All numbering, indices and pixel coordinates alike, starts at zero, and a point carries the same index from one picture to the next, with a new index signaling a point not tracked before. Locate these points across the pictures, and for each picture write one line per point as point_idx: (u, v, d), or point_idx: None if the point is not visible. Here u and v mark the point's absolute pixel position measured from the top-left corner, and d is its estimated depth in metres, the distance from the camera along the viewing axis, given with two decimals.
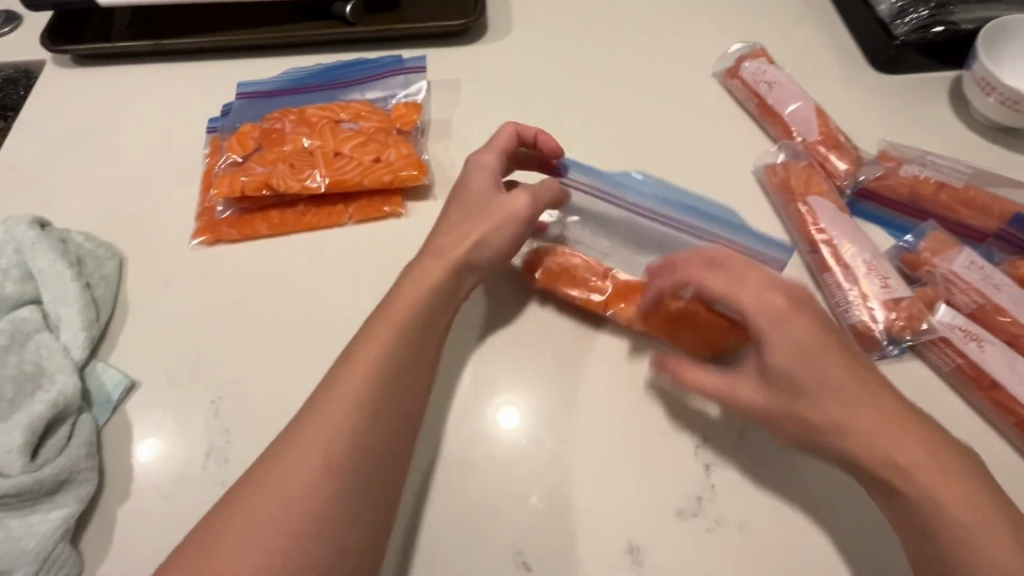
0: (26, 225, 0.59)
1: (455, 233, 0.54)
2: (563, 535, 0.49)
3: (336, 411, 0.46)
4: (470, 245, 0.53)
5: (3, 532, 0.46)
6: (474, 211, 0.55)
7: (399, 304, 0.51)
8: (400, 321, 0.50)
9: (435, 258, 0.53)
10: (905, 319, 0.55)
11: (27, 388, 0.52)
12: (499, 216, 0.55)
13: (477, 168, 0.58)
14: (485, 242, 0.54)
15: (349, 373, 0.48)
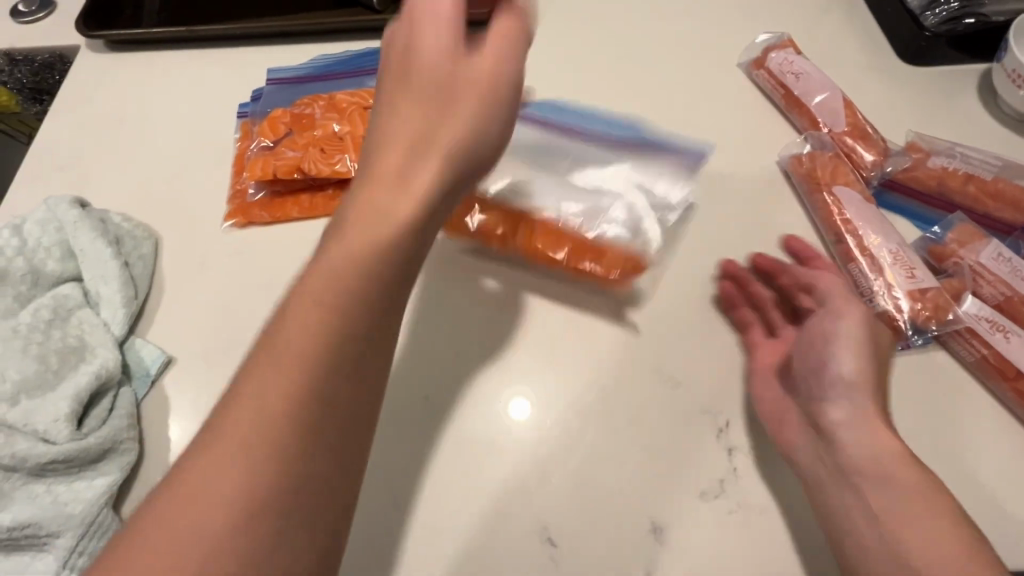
0: (67, 204, 0.61)
1: (406, 126, 0.39)
2: (588, 514, 0.50)
3: (276, 371, 0.34)
4: (405, 139, 0.38)
5: (50, 497, 0.48)
6: (440, 111, 0.39)
7: (345, 245, 0.37)
8: (336, 241, 0.37)
9: (390, 185, 0.37)
10: (931, 310, 0.55)
11: (70, 361, 0.53)
12: (422, 95, 0.39)
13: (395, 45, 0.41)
14: (417, 129, 0.39)
15: (290, 321, 0.36)
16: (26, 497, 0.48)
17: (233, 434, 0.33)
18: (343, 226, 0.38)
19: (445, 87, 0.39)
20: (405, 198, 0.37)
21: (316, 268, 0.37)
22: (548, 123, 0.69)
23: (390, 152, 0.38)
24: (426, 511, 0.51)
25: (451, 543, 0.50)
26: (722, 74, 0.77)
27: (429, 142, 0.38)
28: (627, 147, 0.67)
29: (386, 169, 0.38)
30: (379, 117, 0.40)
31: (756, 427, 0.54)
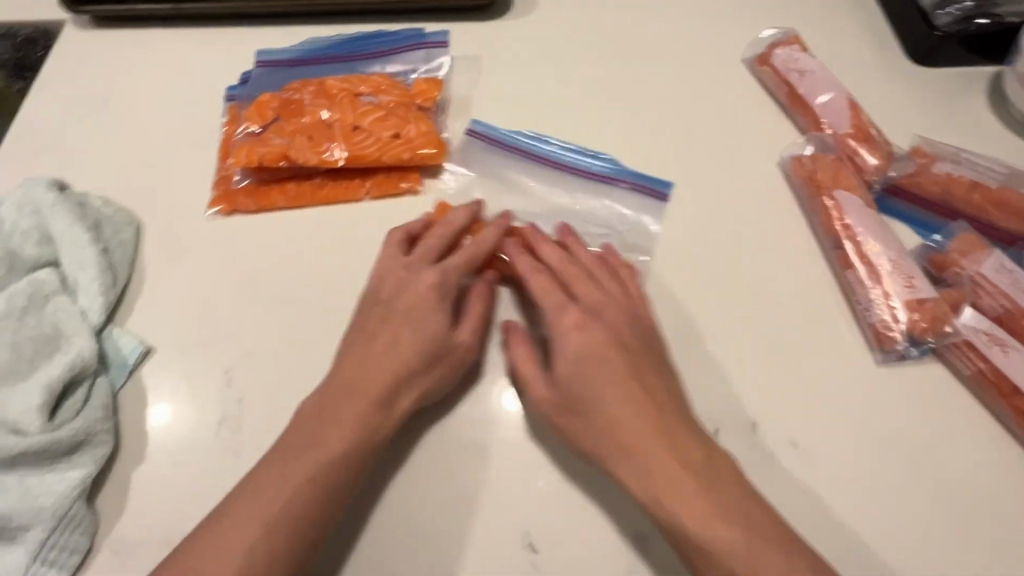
0: (45, 187, 0.59)
1: (393, 345, 0.51)
2: (569, 519, 0.50)
3: (262, 506, 0.45)
4: (389, 369, 0.50)
5: (22, 489, 0.47)
6: (420, 322, 0.52)
7: (332, 417, 0.48)
8: (315, 438, 0.47)
9: (359, 403, 0.48)
10: (928, 321, 0.54)
11: (45, 350, 0.52)
12: (412, 332, 0.51)
13: (399, 282, 0.54)
14: (406, 364, 0.50)
15: (283, 473, 0.46)
16: None
17: (221, 557, 0.43)
18: (337, 408, 0.48)
19: (432, 339, 0.51)
20: (381, 416, 0.48)
21: (293, 458, 0.46)
22: (517, 152, 0.67)
23: (369, 375, 0.50)
24: (406, 511, 0.50)
25: (431, 544, 0.49)
26: (725, 70, 0.74)
27: (412, 373, 0.50)
28: (595, 187, 0.65)
29: (366, 393, 0.49)
30: (376, 343, 0.51)
31: (745, 435, 0.53)
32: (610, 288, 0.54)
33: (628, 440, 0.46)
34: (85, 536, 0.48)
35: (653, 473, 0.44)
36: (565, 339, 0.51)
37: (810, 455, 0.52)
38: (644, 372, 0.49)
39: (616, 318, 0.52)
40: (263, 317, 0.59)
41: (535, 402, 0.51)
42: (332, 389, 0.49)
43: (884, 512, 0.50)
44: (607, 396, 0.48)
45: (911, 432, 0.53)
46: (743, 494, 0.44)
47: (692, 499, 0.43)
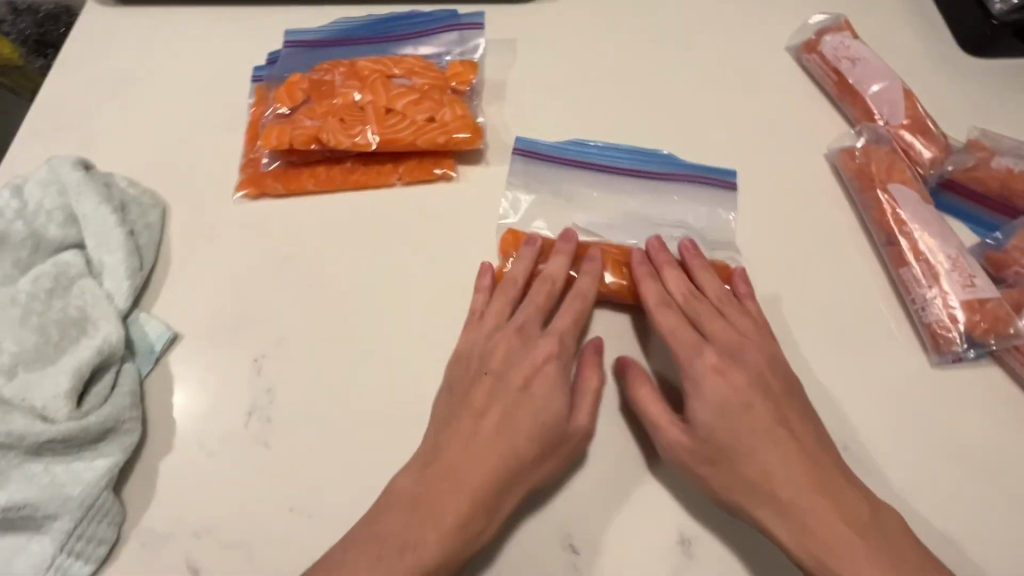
0: (70, 166, 0.57)
1: (507, 424, 0.48)
2: (611, 520, 0.48)
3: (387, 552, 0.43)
4: (505, 448, 0.47)
5: (49, 477, 0.46)
6: (538, 399, 0.49)
7: (448, 483, 0.46)
8: (436, 513, 0.44)
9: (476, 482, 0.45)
10: (989, 322, 0.51)
11: (72, 334, 0.51)
12: (530, 409, 0.49)
13: (510, 351, 0.52)
14: (523, 448, 0.47)
15: (406, 532, 0.44)
16: (23, 476, 0.46)
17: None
18: (452, 479, 0.46)
19: (551, 418, 0.48)
20: (497, 502, 0.45)
21: (416, 524, 0.44)
22: (576, 167, 0.63)
23: (480, 453, 0.47)
24: None
25: None
26: (769, 58, 0.72)
27: (528, 459, 0.47)
28: (665, 189, 0.62)
29: (478, 471, 0.46)
30: (484, 423, 0.49)
31: None
32: (746, 336, 0.52)
33: (781, 487, 0.44)
34: (112, 526, 0.46)
35: (814, 523, 0.43)
36: (700, 389, 0.49)
37: (863, 459, 0.50)
38: (788, 418, 0.48)
39: (758, 365, 0.50)
40: (293, 304, 0.57)
41: (675, 455, 0.48)
42: (436, 473, 0.46)
43: (942, 521, 0.48)
44: (758, 445, 0.46)
45: (968, 438, 0.51)
46: (901, 545, 0.42)
47: (851, 552, 0.42)
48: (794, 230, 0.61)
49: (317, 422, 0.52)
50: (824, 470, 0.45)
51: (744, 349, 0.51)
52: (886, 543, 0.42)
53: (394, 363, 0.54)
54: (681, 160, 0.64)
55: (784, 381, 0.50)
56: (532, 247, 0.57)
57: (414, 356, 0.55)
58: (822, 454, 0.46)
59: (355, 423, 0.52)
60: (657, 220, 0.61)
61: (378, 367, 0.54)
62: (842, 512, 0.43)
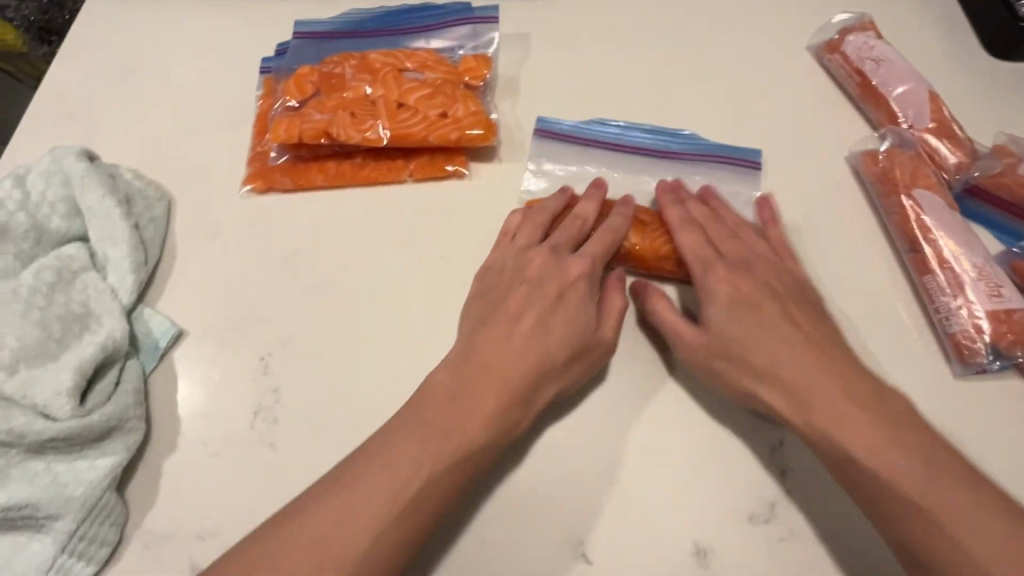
0: (74, 157, 0.56)
1: (542, 327, 0.48)
2: (625, 530, 0.47)
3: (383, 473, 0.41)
4: (539, 351, 0.47)
5: (50, 477, 0.45)
6: (574, 304, 0.49)
7: (464, 377, 0.45)
8: (470, 395, 0.44)
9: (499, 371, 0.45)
10: (1016, 334, 0.50)
11: (74, 329, 0.49)
12: (565, 316, 0.49)
13: (545, 263, 0.52)
14: (556, 351, 0.47)
15: (406, 432, 0.43)
16: (23, 475, 0.45)
17: (358, 502, 0.40)
18: (473, 367, 0.46)
19: (583, 330, 0.49)
20: (529, 397, 0.45)
21: (449, 408, 0.43)
22: (599, 144, 0.62)
23: (516, 347, 0.47)
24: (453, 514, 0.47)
25: (478, 547, 0.46)
26: (789, 58, 0.70)
27: (561, 363, 0.47)
28: (687, 168, 0.61)
29: (513, 368, 0.46)
30: (521, 324, 0.48)
31: None
32: (757, 253, 0.53)
33: (790, 378, 0.45)
34: (114, 527, 0.45)
35: (820, 410, 0.43)
36: (713, 295, 0.50)
37: None
38: (796, 313, 0.49)
39: (770, 276, 0.51)
40: (301, 302, 0.56)
41: (691, 358, 0.49)
42: (465, 366, 0.46)
43: None
44: (768, 341, 0.47)
45: (993, 452, 0.49)
46: (908, 423, 0.42)
47: (856, 424, 0.42)
48: (815, 235, 0.59)
49: (324, 423, 0.51)
50: (837, 360, 0.45)
51: (755, 263, 0.52)
52: (903, 422, 0.42)
53: (403, 364, 0.53)
54: (704, 139, 0.63)
55: (798, 287, 0.51)
56: (563, 196, 0.58)
57: (422, 358, 0.53)
58: (830, 345, 0.47)
59: (363, 424, 0.51)
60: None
61: (386, 368, 0.53)
62: (852, 394, 0.43)
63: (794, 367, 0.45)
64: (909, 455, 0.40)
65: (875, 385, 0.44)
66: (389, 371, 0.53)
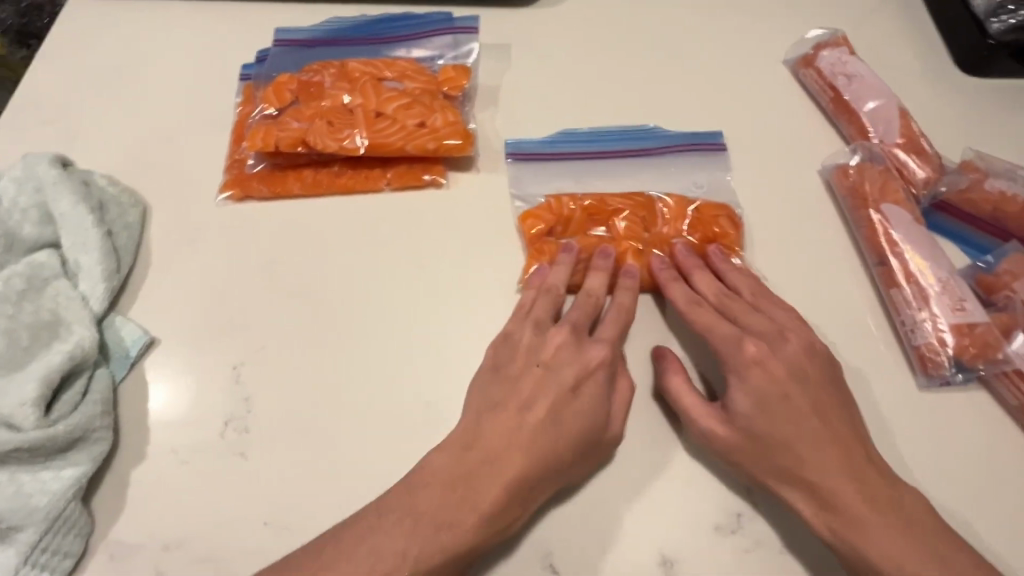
0: (47, 163, 0.56)
1: (541, 426, 0.47)
2: (592, 541, 0.47)
3: (403, 540, 0.41)
4: (548, 451, 0.46)
5: (14, 487, 0.45)
6: (585, 395, 0.48)
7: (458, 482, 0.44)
8: (462, 496, 0.43)
9: (488, 484, 0.44)
10: (978, 347, 0.51)
11: (43, 338, 0.49)
12: (577, 411, 0.48)
13: (562, 347, 0.51)
14: (563, 450, 0.46)
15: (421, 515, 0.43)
16: None
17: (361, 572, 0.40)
18: (466, 480, 0.44)
19: (597, 422, 0.48)
20: (520, 507, 0.44)
21: (455, 501, 0.43)
22: (577, 152, 0.64)
23: (508, 455, 0.45)
24: None
25: None
26: (766, 72, 0.71)
27: (568, 467, 0.46)
28: (659, 157, 0.64)
29: (515, 458, 0.45)
30: (528, 417, 0.47)
31: None
32: (787, 326, 0.52)
33: (815, 474, 0.45)
34: (79, 538, 0.45)
35: (852, 510, 0.43)
36: (744, 377, 0.49)
37: None
38: (825, 410, 0.48)
39: (799, 357, 0.50)
40: (276, 311, 0.56)
41: (720, 454, 0.48)
42: (471, 460, 0.45)
43: None
44: (799, 438, 0.46)
45: (959, 463, 0.50)
46: (932, 527, 0.42)
47: (883, 534, 0.42)
48: (787, 248, 0.60)
49: (297, 435, 0.50)
50: (868, 465, 0.45)
51: (787, 334, 0.51)
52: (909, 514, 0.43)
53: (378, 374, 0.53)
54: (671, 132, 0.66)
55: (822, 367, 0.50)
56: (570, 254, 0.56)
57: (396, 368, 0.53)
58: (860, 441, 0.46)
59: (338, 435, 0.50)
60: (663, 180, 0.63)
61: (359, 377, 0.53)
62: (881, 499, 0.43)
63: (822, 457, 0.45)
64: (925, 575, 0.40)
65: (892, 484, 0.44)
66: (365, 383, 0.53)
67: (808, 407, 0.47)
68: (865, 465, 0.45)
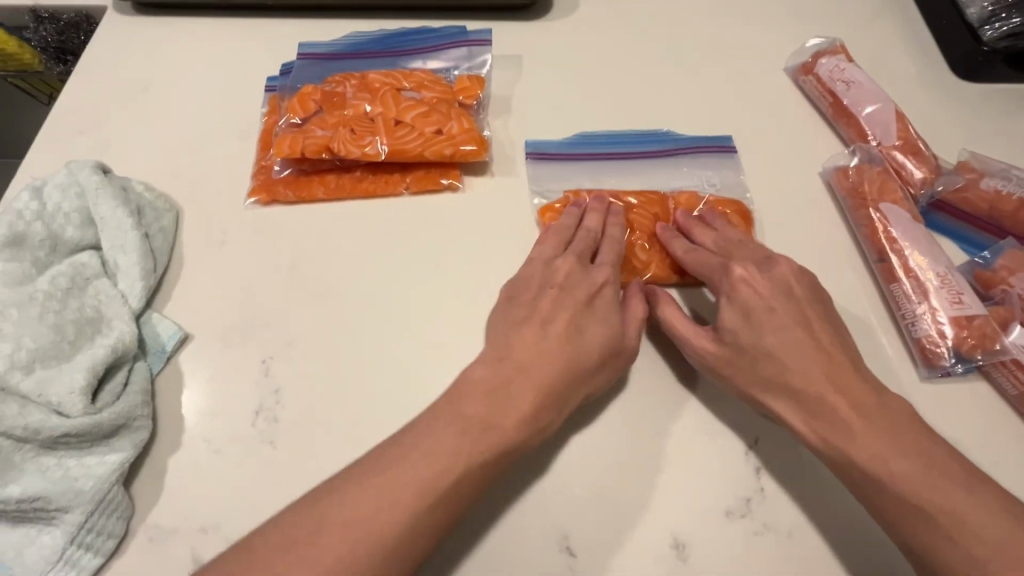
0: (89, 170, 0.59)
1: (558, 339, 0.50)
2: (608, 524, 0.49)
3: (421, 465, 0.42)
4: (572, 355, 0.49)
5: (61, 471, 0.47)
6: (605, 312, 0.53)
7: (484, 400, 0.46)
8: (500, 403, 0.46)
9: (514, 394, 0.46)
10: (977, 339, 0.53)
11: (87, 332, 0.52)
12: (594, 323, 0.52)
13: (572, 271, 0.55)
14: (587, 358, 0.50)
15: (440, 434, 0.44)
16: (36, 469, 0.47)
17: (384, 490, 0.41)
18: (488, 395, 0.46)
19: (615, 334, 0.52)
20: (543, 415, 0.47)
21: (493, 404, 0.46)
22: (590, 151, 0.67)
23: (535, 362, 0.48)
24: None
25: (466, 541, 0.48)
26: (768, 79, 0.74)
27: (592, 371, 0.50)
28: (667, 158, 0.67)
29: (547, 367, 0.48)
30: (551, 329, 0.50)
31: (786, 448, 0.52)
32: (775, 254, 0.55)
33: (802, 380, 0.48)
34: (121, 520, 0.48)
35: (840, 414, 0.46)
36: (733, 296, 0.53)
37: None
38: (810, 320, 0.51)
39: (785, 277, 0.53)
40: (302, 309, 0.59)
41: (706, 364, 0.52)
42: (499, 372, 0.48)
43: None
44: (785, 349, 0.49)
45: (961, 450, 0.52)
46: (915, 433, 0.44)
47: (869, 433, 0.44)
48: (789, 248, 0.62)
49: (324, 424, 0.53)
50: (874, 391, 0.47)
51: (773, 260, 0.54)
52: (909, 427, 0.44)
53: (399, 365, 0.56)
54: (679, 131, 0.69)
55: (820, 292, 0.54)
56: (577, 208, 0.61)
57: (414, 361, 0.56)
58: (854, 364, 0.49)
59: (363, 425, 0.53)
60: (674, 179, 0.66)
61: (382, 368, 0.56)
62: (882, 413, 0.45)
63: (809, 361, 0.48)
64: (900, 471, 0.42)
65: (887, 395, 0.47)
66: (388, 376, 0.55)
67: (794, 321, 0.51)
68: (853, 372, 0.48)
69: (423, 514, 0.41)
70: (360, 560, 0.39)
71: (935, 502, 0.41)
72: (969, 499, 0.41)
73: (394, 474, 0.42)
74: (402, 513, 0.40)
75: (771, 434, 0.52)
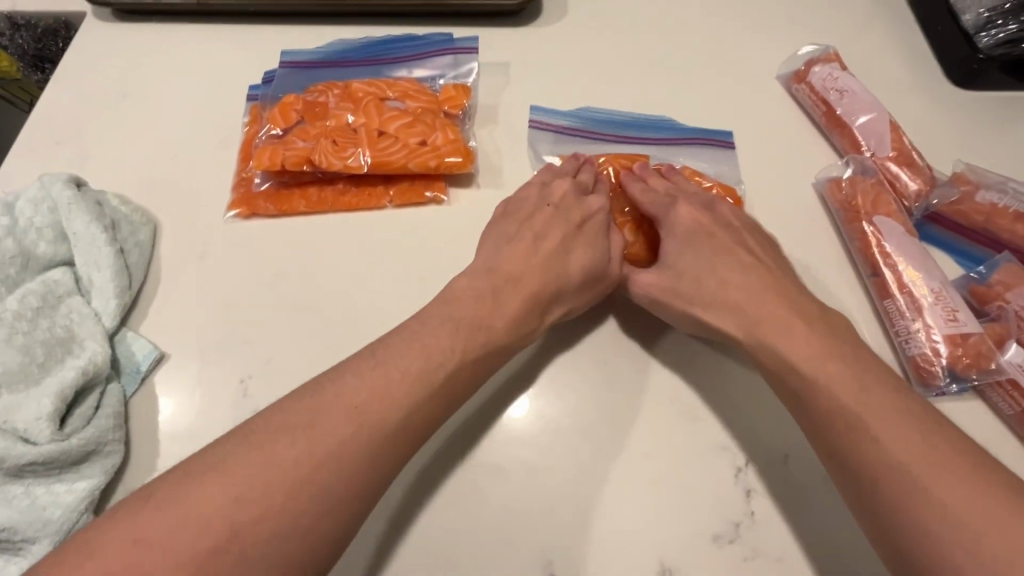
0: (62, 184, 0.57)
1: (540, 257, 0.53)
2: (592, 551, 0.47)
3: (384, 376, 0.43)
4: (561, 271, 0.53)
5: (28, 500, 0.46)
6: (595, 234, 0.56)
7: (458, 318, 0.48)
8: (495, 306, 0.49)
9: (491, 316, 0.49)
10: (971, 357, 0.52)
11: (57, 353, 0.51)
12: (584, 243, 0.55)
13: (568, 192, 0.58)
14: (574, 275, 0.53)
15: (405, 351, 0.45)
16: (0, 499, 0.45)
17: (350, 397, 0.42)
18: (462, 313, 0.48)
19: (599, 256, 0.55)
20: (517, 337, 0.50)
21: (485, 307, 0.49)
22: (594, 126, 0.68)
23: (529, 273, 0.52)
24: (422, 549, 0.47)
25: (447, 567, 0.47)
26: (760, 88, 0.73)
27: (577, 285, 0.53)
28: (667, 148, 0.67)
29: (537, 275, 0.52)
30: (543, 245, 0.54)
31: (777, 469, 0.50)
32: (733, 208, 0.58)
33: (751, 307, 0.49)
34: None
35: (780, 332, 0.47)
36: (702, 237, 0.55)
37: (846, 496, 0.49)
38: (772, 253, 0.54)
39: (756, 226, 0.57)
40: (282, 325, 0.57)
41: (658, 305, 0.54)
42: (491, 282, 0.51)
43: None
44: (739, 280, 0.51)
45: None
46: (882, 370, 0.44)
47: (819, 356, 0.45)
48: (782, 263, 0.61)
49: None
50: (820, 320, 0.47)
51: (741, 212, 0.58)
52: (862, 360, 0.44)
53: None
54: (675, 130, 0.68)
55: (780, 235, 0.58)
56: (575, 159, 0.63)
57: None
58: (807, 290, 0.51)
59: None
60: (679, 156, 0.66)
61: None
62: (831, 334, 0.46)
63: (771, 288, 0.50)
64: (851, 378, 0.43)
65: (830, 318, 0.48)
66: None
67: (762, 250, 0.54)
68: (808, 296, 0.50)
69: (407, 413, 0.43)
70: (353, 446, 0.40)
71: (892, 433, 0.40)
72: (925, 431, 0.40)
73: (388, 365, 0.44)
74: (384, 424, 0.41)
75: (762, 455, 0.51)
